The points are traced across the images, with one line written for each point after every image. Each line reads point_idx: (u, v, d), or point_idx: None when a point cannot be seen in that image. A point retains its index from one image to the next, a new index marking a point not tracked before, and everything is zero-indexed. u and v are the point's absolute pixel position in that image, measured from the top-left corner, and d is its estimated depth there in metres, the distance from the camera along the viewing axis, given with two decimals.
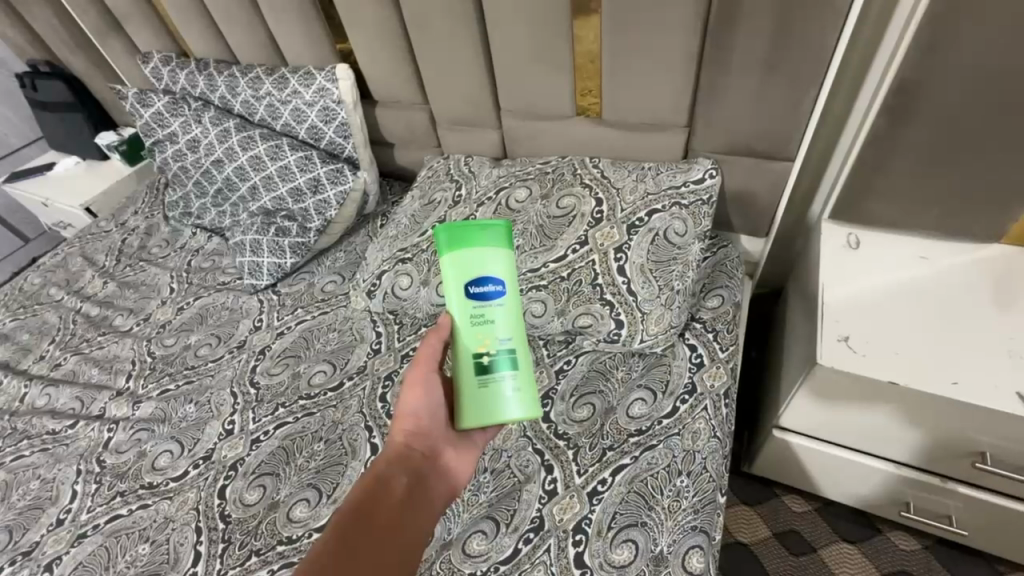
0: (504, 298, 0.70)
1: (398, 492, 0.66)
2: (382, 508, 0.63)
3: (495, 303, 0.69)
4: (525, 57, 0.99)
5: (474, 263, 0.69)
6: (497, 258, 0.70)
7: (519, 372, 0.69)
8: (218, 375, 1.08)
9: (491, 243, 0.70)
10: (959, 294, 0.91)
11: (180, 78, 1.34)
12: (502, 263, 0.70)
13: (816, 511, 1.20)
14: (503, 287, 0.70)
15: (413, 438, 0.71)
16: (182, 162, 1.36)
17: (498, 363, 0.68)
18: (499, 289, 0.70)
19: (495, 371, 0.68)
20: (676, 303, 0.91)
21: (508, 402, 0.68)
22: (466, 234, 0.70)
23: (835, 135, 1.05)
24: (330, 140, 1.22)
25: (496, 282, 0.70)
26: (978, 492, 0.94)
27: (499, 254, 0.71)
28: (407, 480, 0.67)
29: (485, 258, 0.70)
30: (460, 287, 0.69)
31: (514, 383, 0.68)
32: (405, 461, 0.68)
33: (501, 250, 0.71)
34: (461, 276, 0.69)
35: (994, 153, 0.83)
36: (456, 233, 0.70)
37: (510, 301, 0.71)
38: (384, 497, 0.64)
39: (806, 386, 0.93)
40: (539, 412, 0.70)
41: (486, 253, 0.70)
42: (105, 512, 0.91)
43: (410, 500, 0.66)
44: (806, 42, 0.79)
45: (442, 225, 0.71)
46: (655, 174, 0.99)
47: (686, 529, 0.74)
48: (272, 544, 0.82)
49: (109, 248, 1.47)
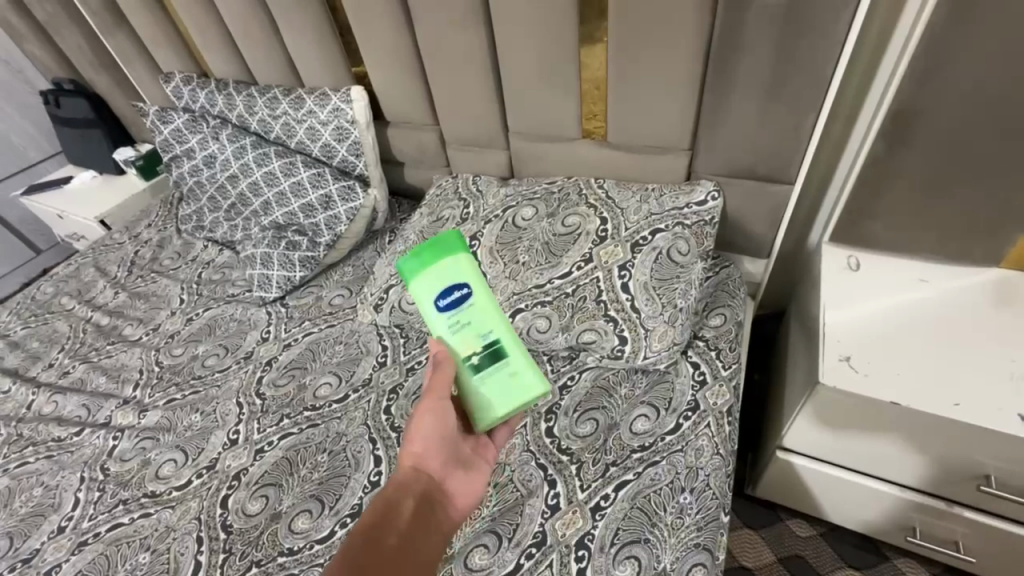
0: (471, 300, 0.73)
1: (405, 517, 0.63)
2: (389, 536, 0.60)
3: (468, 306, 0.73)
4: (535, 82, 1.03)
5: (437, 278, 0.73)
6: (455, 268, 0.73)
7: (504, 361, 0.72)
8: (224, 386, 1.09)
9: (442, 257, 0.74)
10: (959, 317, 0.92)
11: (200, 97, 1.39)
12: (464, 273, 0.73)
13: (821, 535, 1.18)
14: (469, 291, 0.73)
15: (421, 461, 0.68)
16: (198, 177, 1.41)
17: (486, 360, 0.72)
18: (466, 293, 0.73)
19: (490, 369, 0.72)
20: (679, 320, 0.92)
21: (502, 393, 0.71)
22: (421, 256, 0.74)
23: (834, 159, 1.08)
24: (342, 157, 1.26)
25: (463, 288, 0.73)
26: (984, 517, 0.93)
27: (456, 259, 0.74)
28: (414, 507, 0.64)
29: (445, 268, 0.73)
30: (432, 303, 0.73)
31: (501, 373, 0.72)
32: (411, 485, 0.66)
33: (458, 255, 0.74)
34: (430, 292, 0.73)
35: (990, 178, 0.86)
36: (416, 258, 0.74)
37: (479, 300, 0.74)
38: (391, 523, 0.62)
39: (808, 406, 0.93)
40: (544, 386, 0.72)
41: (446, 269, 0.73)
42: (106, 521, 0.91)
43: (418, 527, 0.64)
44: (804, 72, 0.82)
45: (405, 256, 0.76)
46: (658, 196, 1.01)
47: (690, 547, 0.74)
48: (272, 555, 0.82)
49: (121, 259, 1.50)
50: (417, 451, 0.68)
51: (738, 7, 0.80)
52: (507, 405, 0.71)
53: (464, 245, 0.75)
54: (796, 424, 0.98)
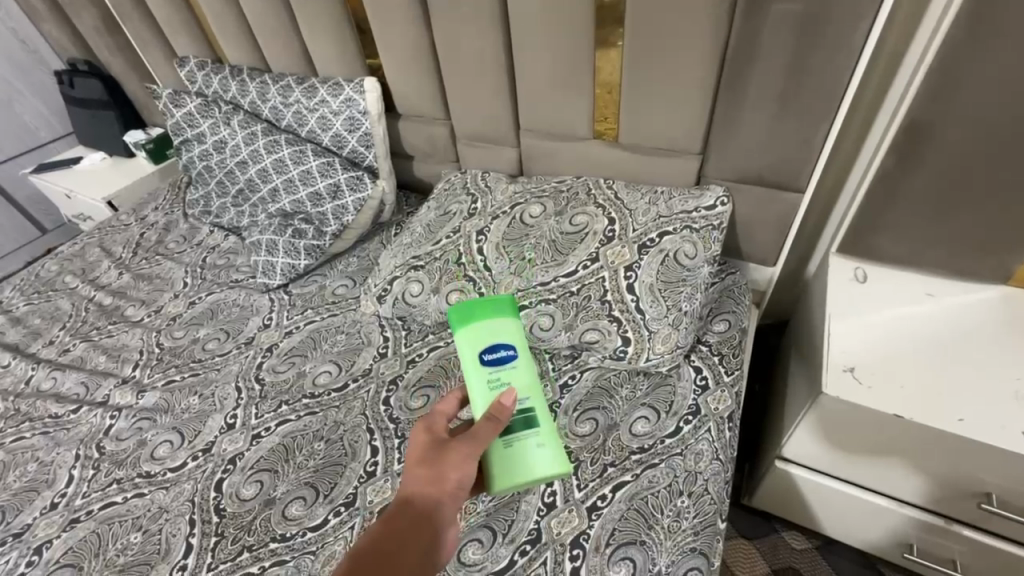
0: (517, 362, 0.72)
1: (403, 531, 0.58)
2: (390, 555, 0.55)
3: (510, 367, 0.71)
4: (548, 81, 1.03)
5: (486, 334, 0.72)
6: (512, 329, 0.74)
7: (542, 437, 0.69)
8: (224, 370, 1.09)
9: (502, 314, 0.74)
10: (967, 333, 0.91)
11: (214, 82, 1.40)
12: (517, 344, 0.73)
13: (816, 549, 1.17)
14: (517, 351, 0.73)
15: (424, 497, 0.60)
16: (208, 161, 1.41)
17: (519, 422, 0.68)
18: (511, 354, 0.72)
19: (517, 433, 0.68)
20: (683, 324, 0.92)
21: (538, 459, 0.67)
22: (473, 311, 0.74)
23: (846, 170, 1.08)
24: (352, 148, 1.26)
25: (509, 349, 0.72)
26: (983, 535, 0.92)
27: (505, 323, 0.74)
28: (412, 558, 0.56)
29: (496, 329, 0.73)
30: (478, 355, 0.71)
31: (538, 443, 0.68)
32: (411, 501, 0.60)
33: (509, 319, 0.74)
34: (477, 350, 0.71)
35: (1003, 194, 0.85)
36: (465, 308, 0.74)
37: (523, 362, 0.73)
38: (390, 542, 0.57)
39: (810, 418, 0.92)
40: (568, 466, 0.69)
41: (505, 337, 0.73)
42: (99, 499, 0.90)
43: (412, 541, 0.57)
44: (819, 81, 0.82)
45: (455, 305, 0.75)
46: (667, 199, 1.01)
47: (686, 551, 0.73)
48: (265, 541, 0.81)
49: (127, 241, 1.50)
50: (416, 465, 0.63)
51: (755, 14, 0.80)
52: (541, 470, 0.67)
53: (506, 307, 0.75)
54: (797, 436, 0.97)
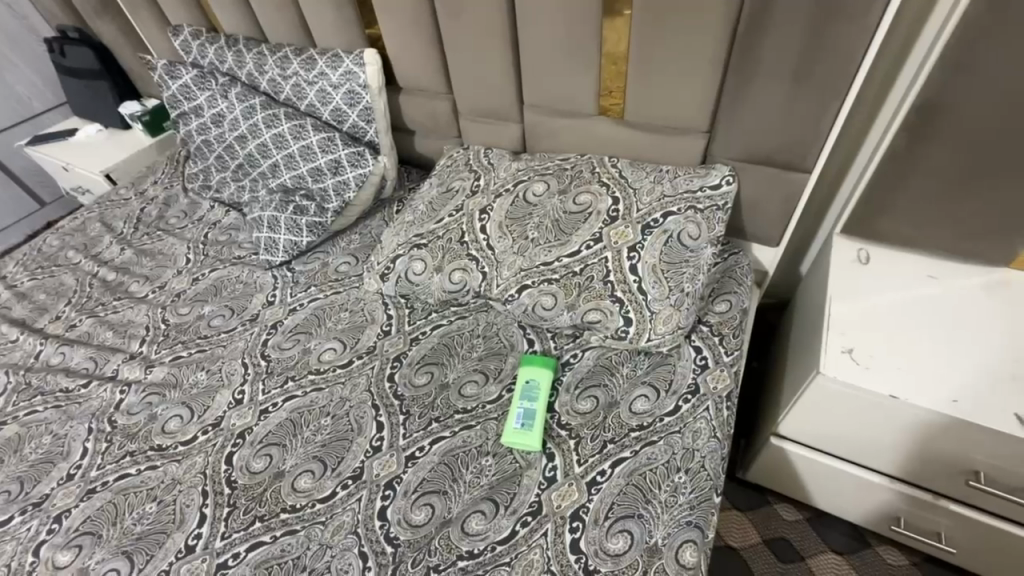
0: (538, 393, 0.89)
1: None
2: None
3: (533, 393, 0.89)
4: (554, 54, 1.01)
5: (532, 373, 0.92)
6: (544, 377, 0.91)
7: (534, 415, 0.86)
8: (230, 346, 1.10)
9: (543, 366, 0.92)
10: (966, 314, 0.92)
11: (210, 53, 1.36)
12: (542, 384, 0.90)
13: (806, 520, 1.21)
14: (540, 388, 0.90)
15: None
16: (206, 135, 1.39)
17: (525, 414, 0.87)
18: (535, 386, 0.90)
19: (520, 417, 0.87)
20: (685, 304, 0.92)
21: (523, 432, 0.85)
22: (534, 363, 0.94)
23: (854, 150, 1.07)
24: (353, 123, 1.25)
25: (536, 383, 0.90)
26: (970, 511, 0.95)
27: (543, 374, 0.92)
28: None
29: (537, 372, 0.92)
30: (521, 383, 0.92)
31: (524, 415, 0.86)
32: None
33: (545, 373, 0.91)
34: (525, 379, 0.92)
35: (1011, 175, 0.85)
36: (528, 358, 0.95)
37: (542, 393, 0.89)
38: None
39: (805, 397, 0.94)
40: (536, 447, 0.84)
41: (536, 376, 0.91)
42: (114, 471, 0.93)
43: None
44: (834, 57, 0.80)
45: (523, 356, 0.96)
46: (672, 178, 1.00)
47: (682, 524, 0.75)
48: (276, 511, 0.84)
49: (128, 216, 1.49)
50: None
51: None
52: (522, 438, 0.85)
53: (548, 364, 0.93)
54: (792, 414, 0.99)
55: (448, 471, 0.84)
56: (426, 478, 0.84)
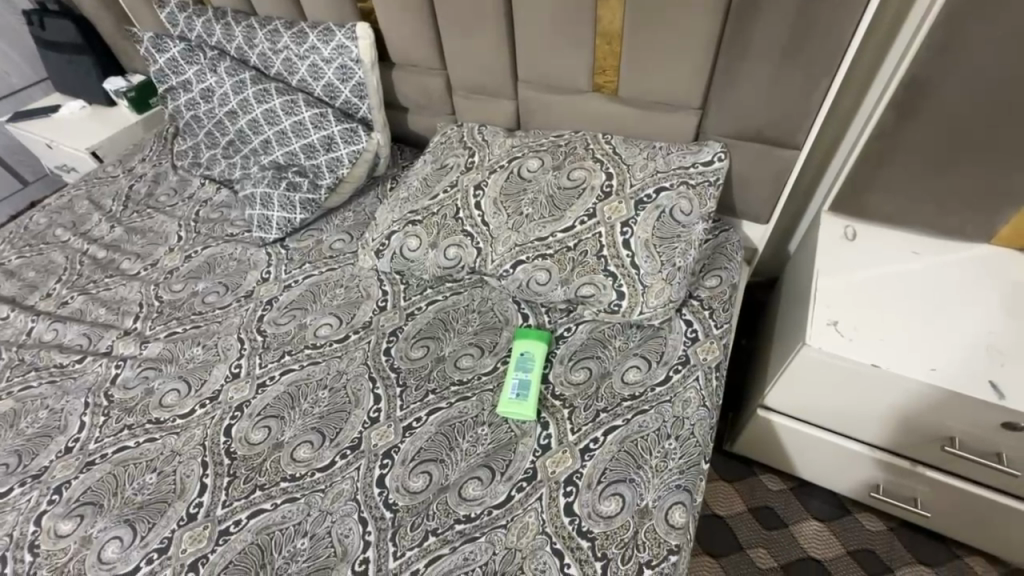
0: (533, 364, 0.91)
1: None
2: None
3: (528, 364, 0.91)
4: (547, 30, 1.00)
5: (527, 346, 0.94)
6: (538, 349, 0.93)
7: (528, 384, 0.88)
8: (225, 322, 1.11)
9: (537, 339, 0.94)
10: (947, 288, 0.95)
11: (197, 26, 1.33)
12: (537, 355, 0.92)
13: (790, 489, 1.26)
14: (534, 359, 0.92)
15: None
16: (195, 111, 1.37)
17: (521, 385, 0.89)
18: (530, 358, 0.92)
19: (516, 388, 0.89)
20: (677, 278, 0.94)
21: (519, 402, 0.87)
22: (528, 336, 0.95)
23: (843, 128, 1.08)
24: (345, 99, 1.23)
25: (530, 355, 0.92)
26: (945, 476, 0.99)
27: (537, 347, 0.93)
28: None
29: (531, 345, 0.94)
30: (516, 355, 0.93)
31: (519, 385, 0.88)
32: None
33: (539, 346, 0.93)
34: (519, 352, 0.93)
35: (993, 152, 0.87)
36: (523, 332, 0.96)
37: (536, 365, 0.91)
38: None
39: (791, 368, 0.97)
40: (531, 416, 0.87)
41: (530, 348, 0.93)
42: (112, 443, 0.94)
43: None
44: (822, 35, 0.81)
45: (518, 330, 0.98)
46: (665, 154, 1.01)
47: (671, 487, 0.78)
48: (276, 480, 0.86)
49: (116, 193, 1.47)
50: None
51: None
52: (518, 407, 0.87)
53: (542, 337, 0.95)
54: (778, 385, 1.02)
55: (445, 440, 0.86)
56: (424, 447, 0.86)
